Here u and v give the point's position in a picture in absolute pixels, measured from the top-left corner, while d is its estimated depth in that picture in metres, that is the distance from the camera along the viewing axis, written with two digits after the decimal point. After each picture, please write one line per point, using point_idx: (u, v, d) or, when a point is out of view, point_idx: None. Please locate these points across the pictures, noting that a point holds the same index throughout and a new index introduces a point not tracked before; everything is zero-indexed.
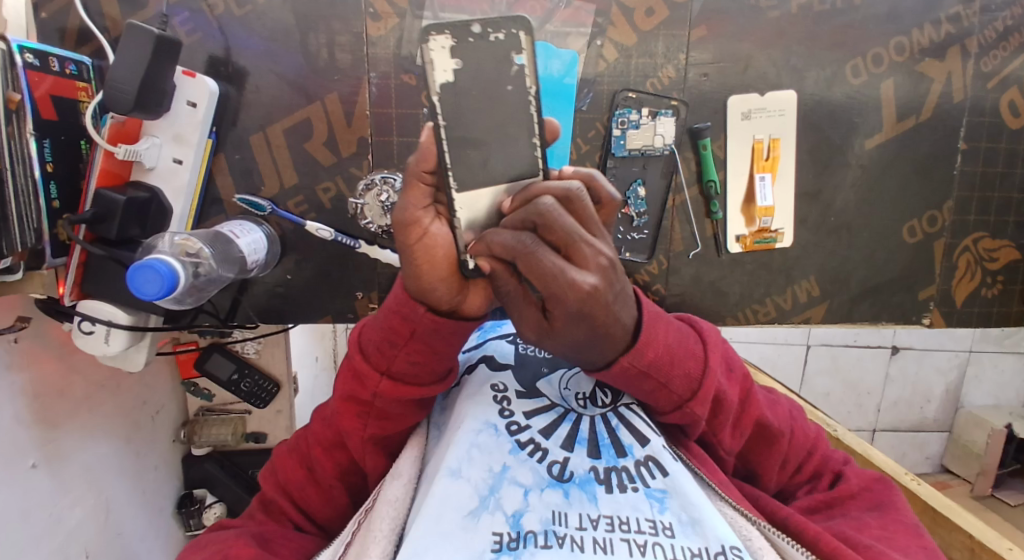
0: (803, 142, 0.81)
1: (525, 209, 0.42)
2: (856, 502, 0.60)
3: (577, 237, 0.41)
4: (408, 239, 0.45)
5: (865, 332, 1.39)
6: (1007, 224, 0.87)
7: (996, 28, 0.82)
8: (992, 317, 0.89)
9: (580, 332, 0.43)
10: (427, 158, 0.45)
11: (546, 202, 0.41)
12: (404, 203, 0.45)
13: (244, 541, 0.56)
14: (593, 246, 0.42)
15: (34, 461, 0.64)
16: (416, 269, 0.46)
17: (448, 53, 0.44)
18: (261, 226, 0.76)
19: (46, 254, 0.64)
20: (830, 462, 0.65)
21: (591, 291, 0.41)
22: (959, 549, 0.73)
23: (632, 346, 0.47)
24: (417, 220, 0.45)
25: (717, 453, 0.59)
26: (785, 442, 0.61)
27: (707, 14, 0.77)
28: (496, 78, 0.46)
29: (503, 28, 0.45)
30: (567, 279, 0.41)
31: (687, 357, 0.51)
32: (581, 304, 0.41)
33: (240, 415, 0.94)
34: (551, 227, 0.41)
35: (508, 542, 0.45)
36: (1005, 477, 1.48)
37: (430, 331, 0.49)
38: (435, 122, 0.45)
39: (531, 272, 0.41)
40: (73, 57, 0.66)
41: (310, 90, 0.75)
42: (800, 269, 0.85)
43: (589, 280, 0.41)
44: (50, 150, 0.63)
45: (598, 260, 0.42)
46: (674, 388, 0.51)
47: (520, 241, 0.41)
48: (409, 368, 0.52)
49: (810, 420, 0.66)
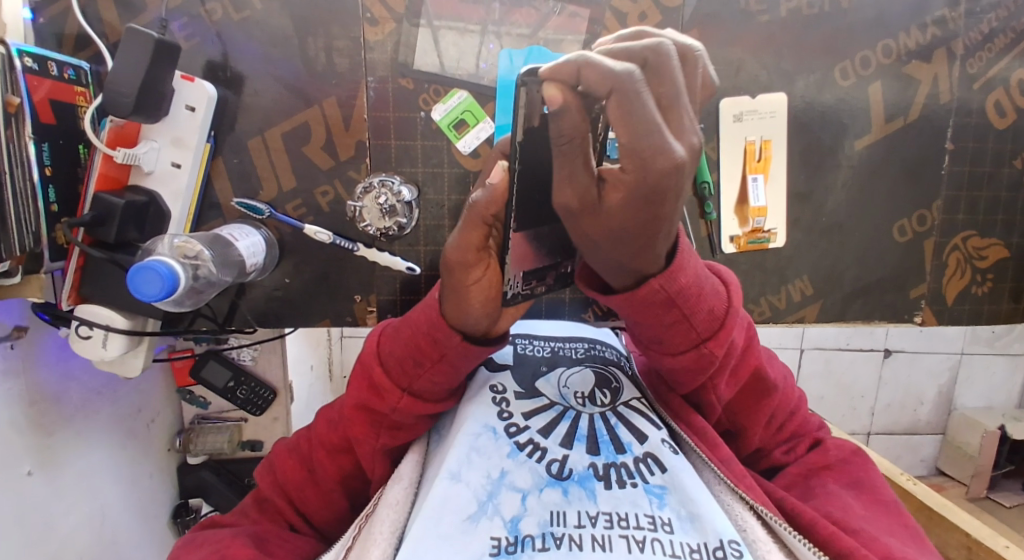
0: (794, 142, 0.83)
1: (641, 44, 0.40)
2: (830, 471, 0.62)
3: (680, 100, 0.39)
4: (461, 274, 0.48)
5: (858, 335, 1.40)
6: (996, 223, 0.89)
7: (981, 31, 0.84)
8: (982, 315, 0.91)
9: (636, 217, 0.41)
10: (491, 204, 0.46)
11: (665, 43, 0.39)
12: (462, 241, 0.48)
13: (241, 542, 0.55)
14: (691, 121, 0.40)
15: (29, 469, 0.64)
16: (461, 298, 0.49)
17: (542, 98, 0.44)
18: (260, 230, 0.76)
19: (44, 257, 0.65)
20: (809, 427, 0.67)
21: (679, 163, 0.38)
22: (955, 547, 0.78)
23: (666, 270, 0.48)
24: (472, 261, 0.48)
25: (710, 397, 0.57)
26: (776, 397, 0.62)
27: (698, 19, 0.78)
28: None
29: None
30: (661, 139, 0.38)
31: (713, 295, 0.51)
32: (661, 178, 0.38)
33: (236, 422, 0.94)
34: (662, 78, 0.39)
35: (506, 546, 0.45)
36: (998, 477, 1.50)
37: (459, 356, 0.51)
38: (512, 165, 0.45)
39: (624, 113, 0.38)
40: (72, 61, 0.67)
41: (308, 95, 0.76)
42: (794, 268, 0.86)
43: (682, 150, 0.38)
44: (48, 154, 0.63)
45: (690, 139, 0.39)
46: (696, 323, 0.51)
47: (626, 70, 0.37)
48: (430, 387, 0.54)
49: (796, 385, 0.67)
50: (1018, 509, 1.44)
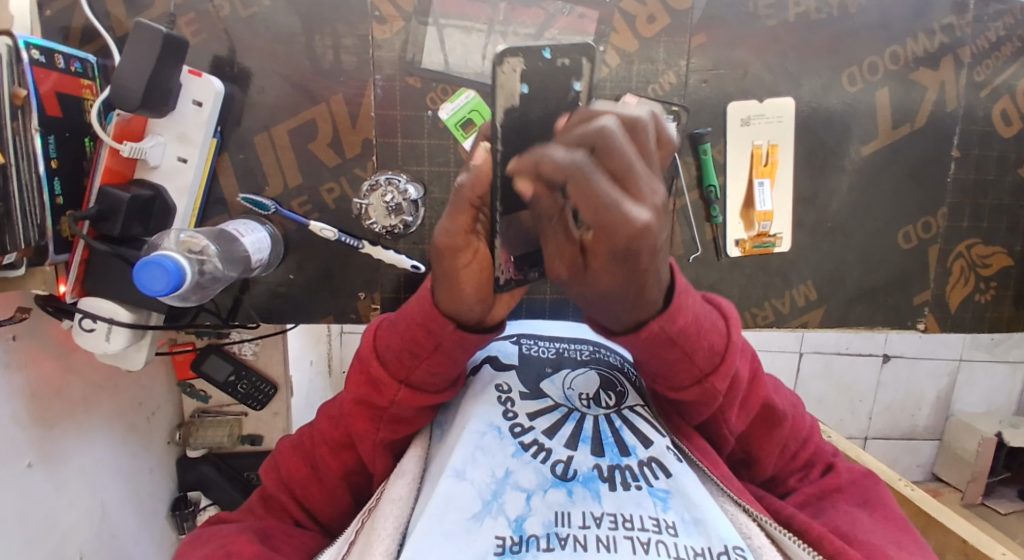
0: (800, 147, 0.83)
1: (586, 130, 0.38)
2: (844, 495, 0.61)
3: (636, 169, 0.37)
4: (451, 262, 0.47)
5: (858, 340, 1.40)
6: (999, 231, 0.89)
7: (988, 39, 0.84)
8: (984, 322, 0.91)
9: (619, 275, 0.41)
10: (478, 185, 0.44)
11: (608, 124, 0.38)
12: (450, 226, 0.46)
13: (246, 537, 0.56)
14: (651, 181, 0.37)
15: (30, 461, 0.64)
16: (452, 287, 0.48)
17: (518, 77, 0.45)
18: (266, 226, 0.76)
19: (49, 251, 0.64)
20: (822, 453, 0.66)
21: (644, 227, 0.37)
22: (953, 551, 0.79)
23: (664, 312, 0.47)
24: (461, 245, 0.46)
25: (721, 429, 0.58)
26: (786, 425, 0.62)
27: (707, 22, 0.78)
28: (557, 105, 0.46)
29: (570, 55, 0.46)
30: (621, 211, 0.37)
31: (713, 331, 0.51)
32: (630, 242, 0.38)
33: (237, 416, 0.94)
34: (612, 155, 0.37)
35: (511, 545, 0.45)
36: (994, 483, 1.50)
37: (454, 345, 0.51)
38: (493, 145, 0.44)
39: (581, 198, 0.37)
40: (78, 55, 0.66)
41: (315, 91, 0.75)
42: (797, 273, 0.86)
43: (644, 216, 0.37)
44: (54, 146, 0.63)
45: (654, 198, 0.37)
46: (697, 360, 0.50)
47: (573, 161, 0.37)
48: (429, 378, 0.53)
49: (806, 410, 0.67)
50: (1014, 515, 1.44)
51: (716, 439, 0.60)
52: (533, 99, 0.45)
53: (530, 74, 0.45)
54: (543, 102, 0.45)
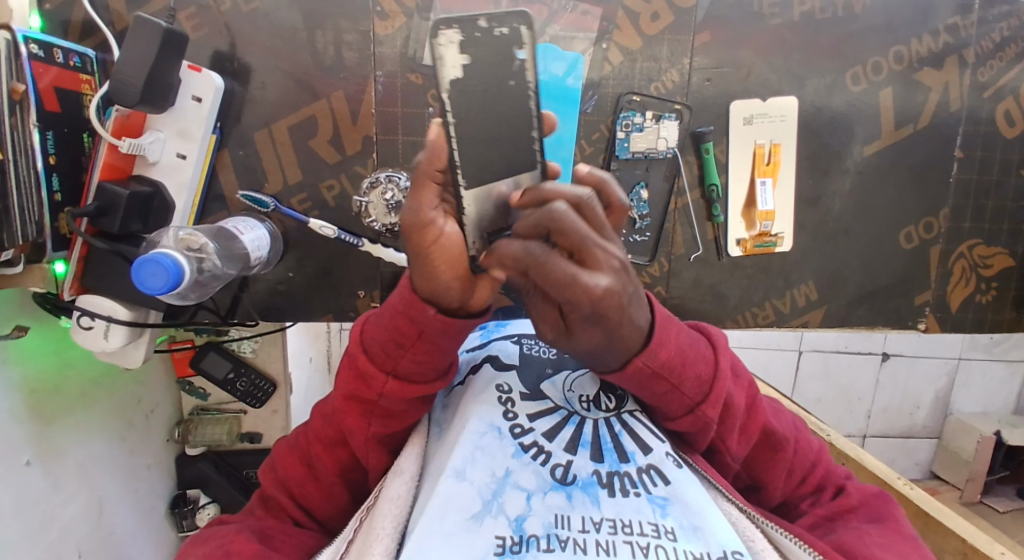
0: (803, 147, 0.82)
1: (539, 215, 0.43)
2: (856, 515, 0.60)
3: (589, 242, 0.42)
4: (421, 241, 0.45)
5: (858, 339, 1.41)
6: (1001, 232, 0.89)
7: (992, 39, 0.84)
8: (984, 323, 0.91)
9: (593, 332, 0.46)
10: (437, 156, 0.45)
11: (559, 208, 0.42)
12: (414, 203, 0.45)
13: (245, 537, 0.55)
14: (605, 250, 0.43)
15: (28, 459, 0.63)
16: (428, 269, 0.46)
17: (457, 49, 0.44)
18: (264, 223, 0.75)
19: (47, 248, 0.63)
20: (832, 476, 0.65)
21: (605, 291, 0.42)
22: (952, 552, 0.79)
23: (647, 346, 0.50)
24: (429, 222, 0.45)
25: (724, 459, 0.59)
26: (792, 450, 0.61)
27: (711, 20, 0.78)
28: (500, 75, 0.46)
29: (508, 22, 0.45)
30: (585, 283, 0.42)
31: (698, 360, 0.53)
32: (598, 307, 0.43)
33: (236, 414, 0.93)
34: (566, 235, 0.42)
35: (511, 546, 0.45)
36: (991, 483, 1.51)
37: (438, 331, 0.49)
38: (444, 119, 0.45)
39: (547, 280, 0.42)
40: (77, 49, 0.66)
41: (316, 88, 0.75)
42: (799, 273, 0.86)
43: (605, 283, 0.42)
44: (52, 142, 0.62)
45: (610, 263, 0.43)
46: (685, 390, 0.53)
47: (533, 252, 0.43)
48: (415, 368, 0.52)
49: (812, 433, 0.66)
50: (1011, 515, 1.44)
51: (721, 467, 0.61)
52: (475, 69, 0.45)
53: (469, 45, 0.44)
54: (486, 74, 0.45)
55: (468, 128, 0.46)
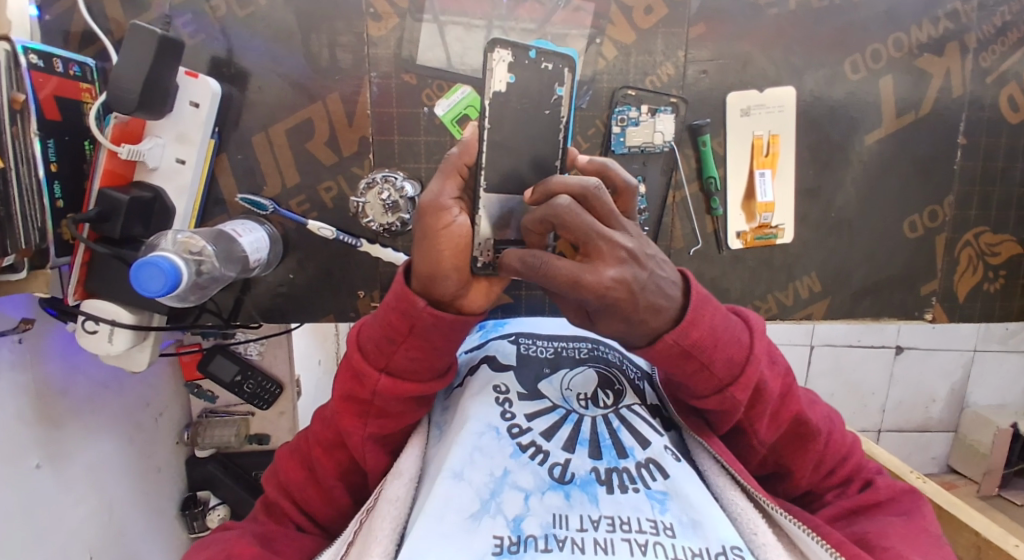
0: (802, 137, 0.81)
1: (544, 211, 0.46)
2: (881, 510, 0.59)
3: (592, 235, 0.45)
4: (433, 223, 0.47)
5: (869, 332, 1.39)
6: (1009, 219, 0.87)
7: (994, 24, 0.82)
8: (994, 313, 0.89)
9: (610, 321, 0.47)
10: (468, 150, 0.49)
11: (563, 203, 0.46)
12: (437, 189, 0.48)
13: (247, 541, 0.56)
14: (610, 240, 0.45)
15: (36, 462, 0.64)
16: (433, 253, 0.47)
17: (506, 67, 0.49)
18: (263, 226, 0.76)
19: (50, 253, 0.65)
20: (862, 470, 0.63)
21: (614, 283, 0.44)
22: (964, 545, 0.77)
23: (678, 325, 0.49)
24: (445, 207, 0.47)
25: (751, 442, 0.58)
26: (821, 441, 0.60)
27: (706, 12, 0.77)
28: (539, 102, 0.51)
29: (553, 60, 0.50)
30: (593, 276, 0.44)
31: (732, 342, 0.52)
32: (607, 299, 0.44)
33: (243, 416, 0.94)
34: (572, 226, 0.46)
35: (509, 546, 0.45)
36: (1010, 476, 1.47)
37: (430, 326, 0.49)
38: (480, 121, 0.50)
39: (551, 280, 0.45)
40: (77, 58, 0.67)
41: (312, 91, 0.76)
42: (802, 266, 0.85)
43: (613, 276, 0.44)
44: (53, 150, 0.63)
45: (617, 254, 0.45)
46: (716, 371, 0.51)
47: (537, 255, 0.45)
48: (408, 364, 0.52)
49: (846, 427, 0.65)
50: None
51: (747, 450, 0.60)
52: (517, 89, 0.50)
53: (517, 68, 0.49)
54: (527, 97, 0.50)
55: (500, 139, 0.51)
